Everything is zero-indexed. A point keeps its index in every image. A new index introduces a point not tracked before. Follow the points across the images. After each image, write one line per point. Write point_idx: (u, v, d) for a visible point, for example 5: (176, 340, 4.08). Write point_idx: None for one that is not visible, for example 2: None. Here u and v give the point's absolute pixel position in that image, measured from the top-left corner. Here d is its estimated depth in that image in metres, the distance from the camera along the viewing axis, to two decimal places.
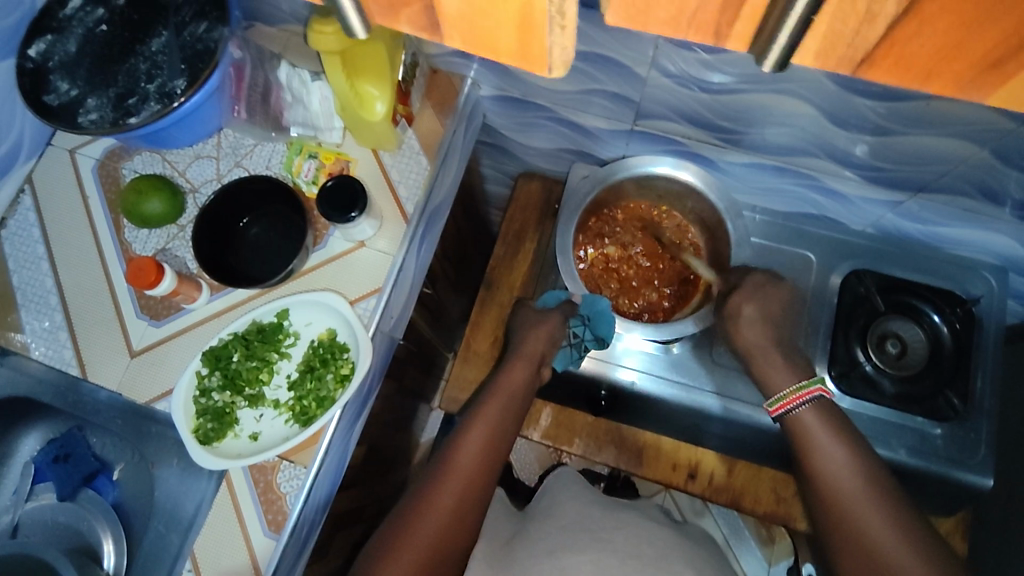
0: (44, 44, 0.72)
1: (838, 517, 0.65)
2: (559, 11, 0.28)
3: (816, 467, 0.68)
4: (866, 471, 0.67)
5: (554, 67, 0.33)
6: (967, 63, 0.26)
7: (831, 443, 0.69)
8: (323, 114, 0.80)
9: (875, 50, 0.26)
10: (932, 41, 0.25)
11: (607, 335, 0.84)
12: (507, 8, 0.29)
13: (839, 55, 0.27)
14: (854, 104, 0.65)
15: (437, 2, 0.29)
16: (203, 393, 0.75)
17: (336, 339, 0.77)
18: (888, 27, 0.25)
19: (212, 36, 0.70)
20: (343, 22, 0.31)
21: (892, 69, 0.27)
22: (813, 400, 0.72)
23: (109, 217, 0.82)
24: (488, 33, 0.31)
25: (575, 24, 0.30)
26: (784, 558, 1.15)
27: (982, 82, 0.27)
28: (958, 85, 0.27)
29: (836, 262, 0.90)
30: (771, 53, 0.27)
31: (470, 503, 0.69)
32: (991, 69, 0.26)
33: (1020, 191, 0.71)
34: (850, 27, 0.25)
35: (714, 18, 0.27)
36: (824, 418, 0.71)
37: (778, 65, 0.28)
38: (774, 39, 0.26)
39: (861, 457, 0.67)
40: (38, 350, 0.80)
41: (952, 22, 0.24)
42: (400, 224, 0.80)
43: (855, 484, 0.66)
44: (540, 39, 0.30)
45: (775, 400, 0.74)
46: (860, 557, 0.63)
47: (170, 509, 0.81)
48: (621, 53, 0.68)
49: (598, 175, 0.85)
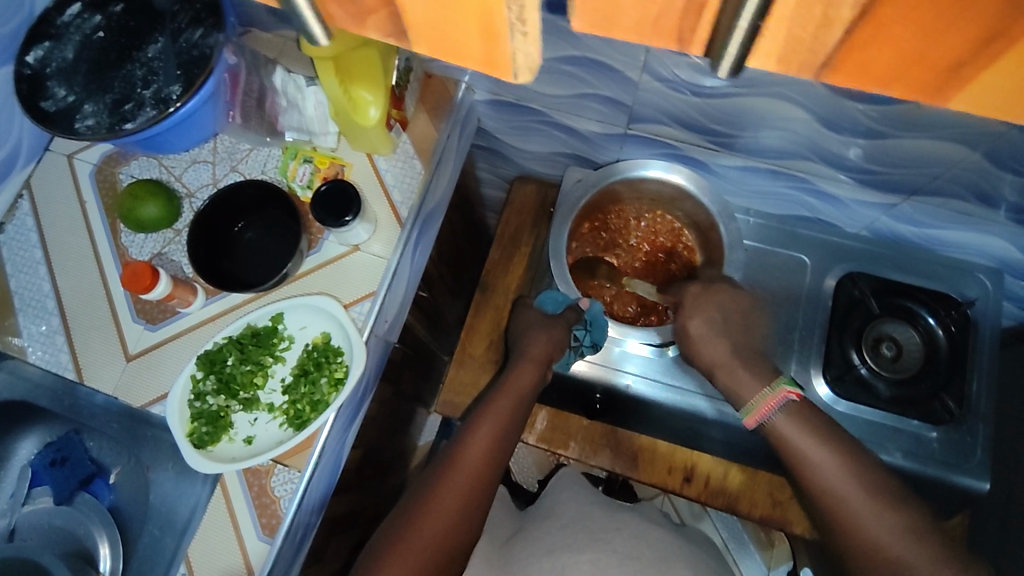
0: (42, 50, 0.73)
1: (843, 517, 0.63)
2: (519, 18, 0.29)
3: (803, 472, 0.66)
4: (851, 465, 0.65)
5: (519, 75, 0.33)
6: (927, 66, 0.26)
7: (807, 437, 0.67)
8: (318, 119, 0.82)
9: (836, 55, 0.26)
10: (891, 45, 0.25)
11: (602, 340, 0.86)
12: (469, 13, 0.29)
13: (800, 59, 0.27)
14: (845, 107, 0.65)
15: (403, 8, 0.30)
16: (197, 396, 0.75)
17: (330, 343, 0.78)
18: (844, 31, 0.25)
19: (207, 42, 0.71)
20: (307, 29, 0.32)
21: (854, 74, 0.27)
22: (783, 404, 0.70)
23: (106, 222, 0.83)
24: (454, 41, 0.31)
25: (536, 31, 0.30)
26: (783, 562, 1.14)
27: (941, 88, 0.27)
28: (920, 90, 0.27)
29: (830, 265, 0.91)
30: (724, 62, 0.27)
31: (470, 505, 0.69)
32: (951, 73, 0.26)
33: (1014, 194, 0.71)
34: (808, 34, 0.26)
35: (675, 25, 0.27)
36: (797, 412, 0.69)
37: (733, 70, 0.28)
38: (724, 48, 0.27)
39: (847, 456, 0.65)
40: (35, 354, 0.80)
41: (907, 27, 0.24)
42: (395, 228, 0.81)
43: (846, 477, 0.64)
44: (503, 46, 0.31)
45: (746, 411, 0.73)
46: (865, 551, 0.61)
47: (165, 512, 0.81)
48: (613, 57, 0.68)
49: (591, 179, 0.85)
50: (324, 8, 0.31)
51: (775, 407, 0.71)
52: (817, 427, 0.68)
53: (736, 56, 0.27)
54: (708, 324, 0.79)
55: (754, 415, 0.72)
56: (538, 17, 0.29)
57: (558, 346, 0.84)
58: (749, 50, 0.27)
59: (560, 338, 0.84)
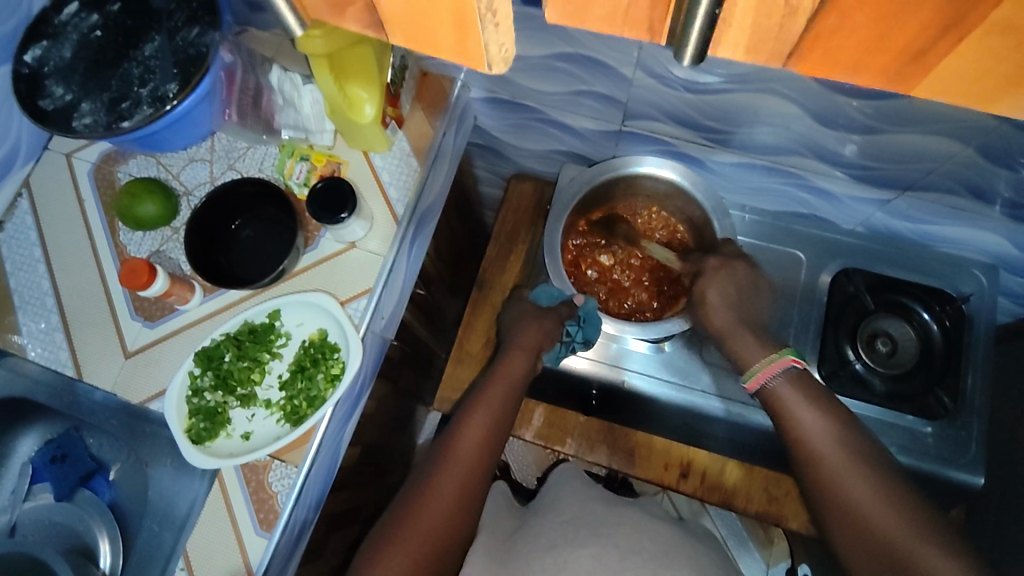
0: (40, 49, 0.74)
1: (837, 495, 0.63)
2: (489, 9, 0.30)
3: (798, 445, 0.67)
4: (847, 443, 0.65)
5: (494, 65, 0.34)
6: (887, 55, 0.27)
7: (808, 414, 0.68)
8: (315, 117, 0.82)
9: (802, 43, 0.27)
10: (853, 33, 0.26)
11: (595, 336, 0.87)
12: (441, 4, 0.30)
13: (767, 49, 0.28)
14: (838, 103, 0.66)
15: (376, 1, 0.30)
16: (195, 392, 0.76)
17: (327, 340, 0.78)
18: (810, 20, 0.26)
19: (203, 41, 0.71)
20: (284, 21, 0.33)
21: (821, 60, 0.28)
22: (784, 370, 0.71)
23: (105, 220, 0.83)
24: (428, 30, 0.32)
25: (508, 20, 0.31)
26: (782, 560, 1.15)
27: (905, 74, 0.27)
28: (884, 77, 0.28)
29: (824, 262, 0.91)
30: (686, 51, 0.28)
31: (468, 495, 0.69)
32: (914, 60, 0.27)
33: (1009, 189, 0.71)
34: (774, 23, 0.26)
35: (645, 14, 0.28)
36: (794, 385, 0.70)
37: (698, 56, 0.29)
38: (686, 40, 0.28)
39: (847, 435, 0.65)
40: (35, 351, 0.81)
41: (870, 16, 0.25)
42: (391, 225, 0.81)
43: (832, 448, 0.65)
44: (476, 37, 0.31)
45: (748, 375, 0.74)
46: (842, 515, 0.62)
47: (164, 507, 0.82)
48: (607, 54, 0.68)
49: (585, 176, 0.85)
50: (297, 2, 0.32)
51: (775, 373, 0.71)
52: (814, 400, 0.69)
53: (698, 45, 0.28)
54: (724, 297, 0.79)
55: (755, 380, 0.73)
56: (508, 7, 0.30)
57: (549, 337, 0.85)
58: (711, 38, 0.27)
59: (552, 330, 0.85)
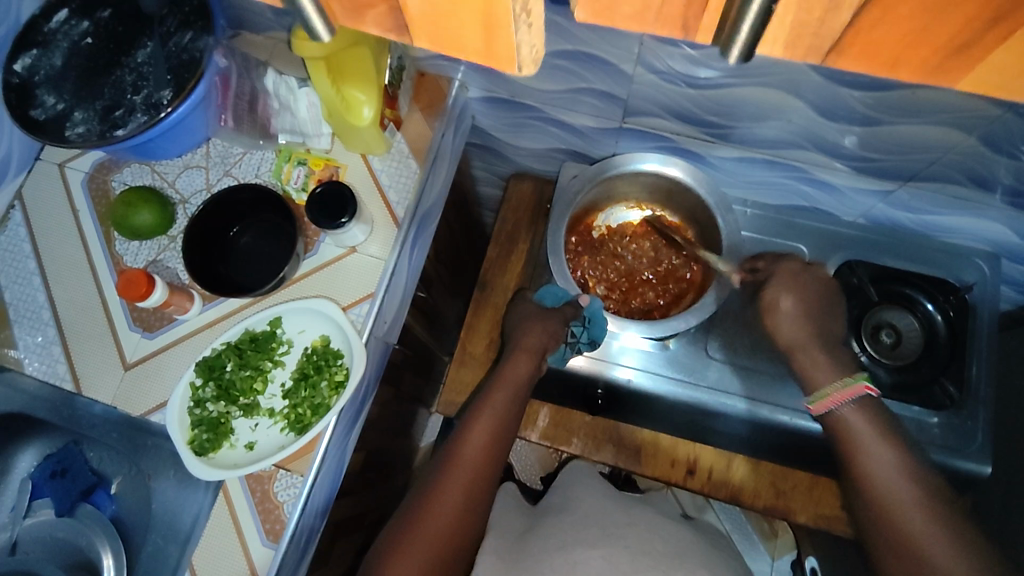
0: (30, 58, 0.72)
1: (896, 528, 0.60)
2: (523, 10, 0.29)
3: (857, 470, 0.65)
4: (914, 475, 0.62)
5: (522, 66, 0.33)
6: (931, 49, 0.26)
7: (876, 444, 0.65)
8: (311, 121, 0.81)
9: (842, 39, 0.26)
10: (897, 27, 0.25)
11: (601, 336, 0.85)
12: (472, 8, 0.29)
13: (805, 44, 0.27)
14: (840, 95, 0.65)
15: (403, 5, 0.30)
16: (197, 403, 0.74)
17: (329, 347, 0.77)
18: (852, 16, 0.25)
19: (197, 45, 0.70)
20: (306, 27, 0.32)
21: (861, 54, 0.27)
22: (860, 398, 0.68)
23: (100, 230, 0.82)
24: (456, 35, 0.31)
25: (540, 21, 0.30)
26: (787, 552, 1.15)
27: (949, 68, 0.27)
28: (926, 71, 0.27)
29: (827, 255, 0.90)
30: (733, 48, 0.27)
31: (475, 499, 0.69)
32: (957, 54, 0.26)
33: (1010, 177, 0.71)
34: (814, 17, 0.26)
35: (678, 11, 0.27)
36: (868, 413, 0.67)
37: (743, 55, 0.28)
38: (735, 33, 0.27)
39: (911, 467, 0.63)
40: (32, 366, 0.79)
41: (915, 10, 0.24)
42: (392, 228, 0.80)
43: (906, 488, 0.61)
44: (506, 37, 0.31)
45: (816, 397, 0.71)
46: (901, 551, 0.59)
47: (168, 521, 0.80)
48: (607, 51, 0.68)
49: (588, 174, 0.85)
50: (323, 6, 0.31)
51: (848, 400, 0.68)
52: (886, 434, 0.65)
53: (744, 44, 0.27)
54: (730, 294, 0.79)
55: (822, 403, 0.70)
56: (542, 8, 0.30)
57: (554, 337, 0.84)
58: (756, 36, 0.27)
59: (557, 330, 0.84)
